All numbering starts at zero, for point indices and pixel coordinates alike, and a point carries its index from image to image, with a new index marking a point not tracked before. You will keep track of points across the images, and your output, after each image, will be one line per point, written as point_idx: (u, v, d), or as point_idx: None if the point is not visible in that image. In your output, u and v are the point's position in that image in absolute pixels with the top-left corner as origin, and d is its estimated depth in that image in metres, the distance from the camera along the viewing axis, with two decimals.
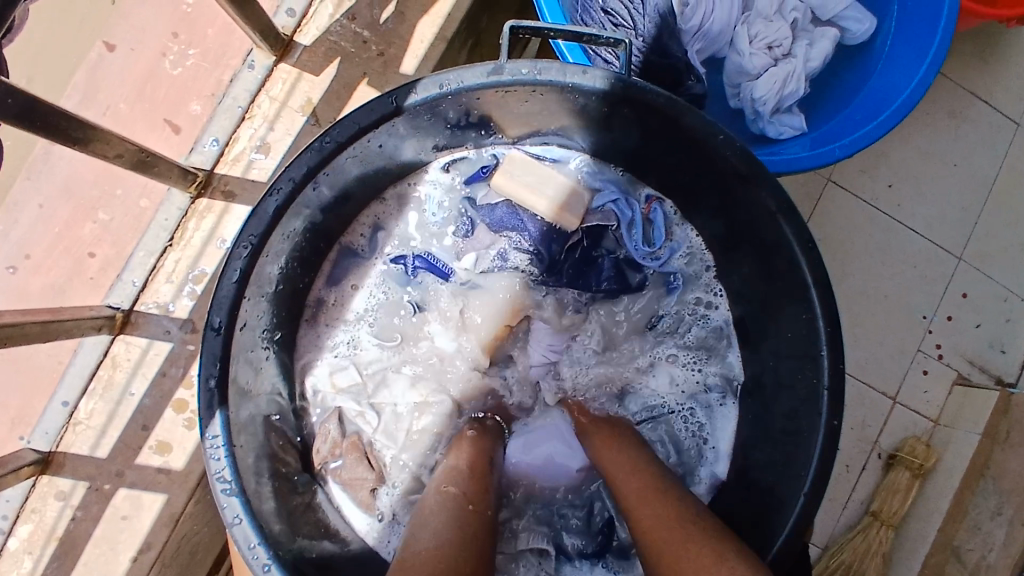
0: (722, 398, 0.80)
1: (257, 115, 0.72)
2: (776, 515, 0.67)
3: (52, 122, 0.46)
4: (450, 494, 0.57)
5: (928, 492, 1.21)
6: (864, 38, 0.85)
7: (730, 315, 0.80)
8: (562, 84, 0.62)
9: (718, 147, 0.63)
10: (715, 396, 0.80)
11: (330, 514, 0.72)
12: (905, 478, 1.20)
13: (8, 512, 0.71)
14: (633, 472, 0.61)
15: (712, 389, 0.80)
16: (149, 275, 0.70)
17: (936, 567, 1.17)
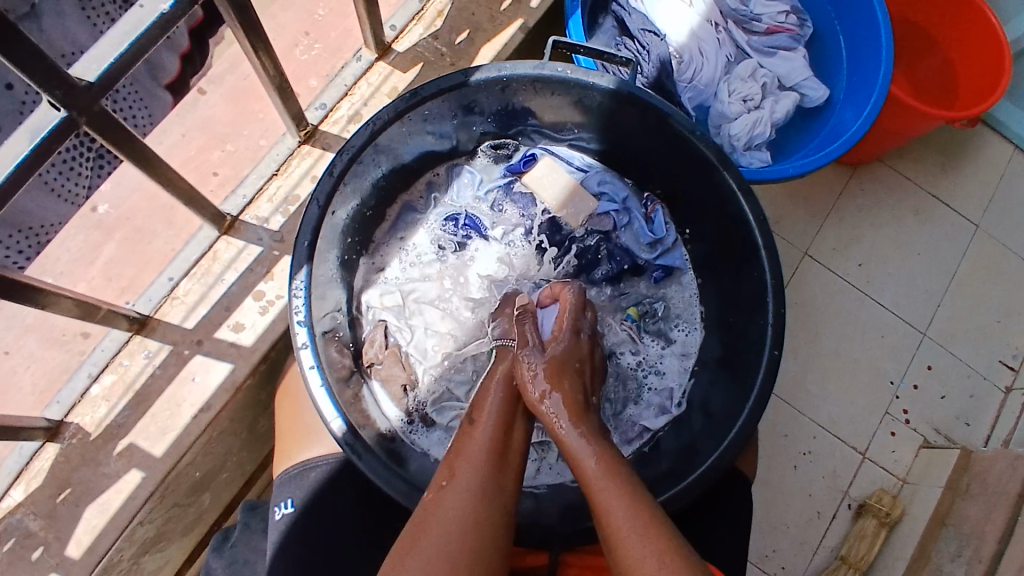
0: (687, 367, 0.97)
1: (357, 93, 0.96)
2: (725, 435, 0.81)
3: (246, 21, 0.70)
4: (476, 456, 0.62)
5: (893, 541, 1.35)
6: (820, 101, 1.10)
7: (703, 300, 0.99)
8: (582, 84, 0.86)
9: (694, 143, 0.85)
10: (682, 364, 0.97)
11: (371, 407, 0.88)
12: (872, 526, 1.34)
13: (101, 360, 0.86)
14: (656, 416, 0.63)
15: (682, 358, 0.98)
16: (255, 194, 0.92)
17: None
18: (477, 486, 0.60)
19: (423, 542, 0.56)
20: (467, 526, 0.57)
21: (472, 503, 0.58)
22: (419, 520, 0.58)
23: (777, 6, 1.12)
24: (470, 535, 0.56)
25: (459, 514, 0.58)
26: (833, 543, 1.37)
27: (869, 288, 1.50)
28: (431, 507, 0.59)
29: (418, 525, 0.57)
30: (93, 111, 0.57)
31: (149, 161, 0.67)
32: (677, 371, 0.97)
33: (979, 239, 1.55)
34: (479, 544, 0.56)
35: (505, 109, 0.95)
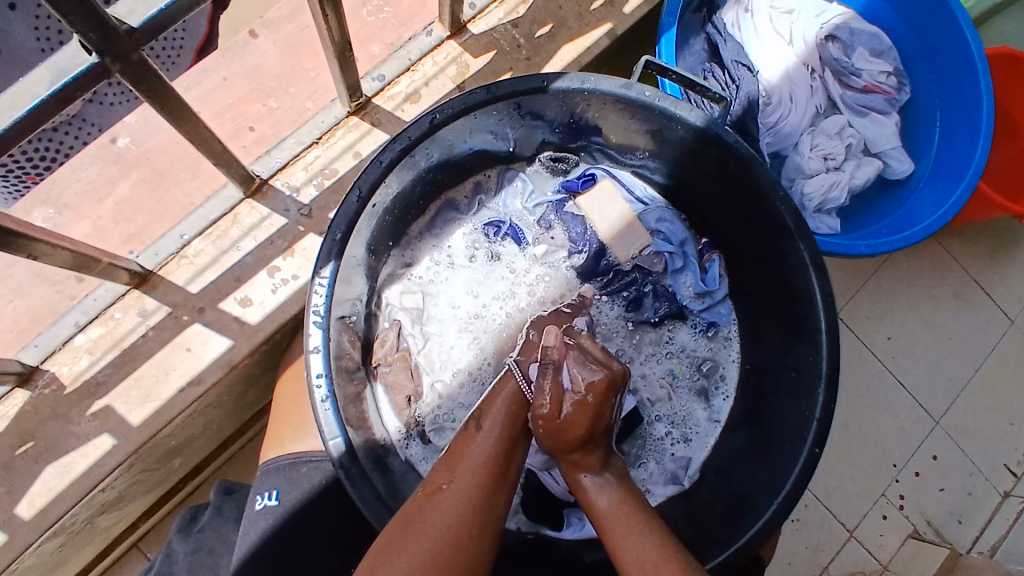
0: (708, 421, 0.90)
1: (419, 70, 0.88)
2: (746, 523, 0.75)
3: None
4: (487, 446, 0.60)
5: None
6: (903, 175, 1.02)
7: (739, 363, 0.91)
8: (668, 114, 0.78)
9: (774, 204, 0.77)
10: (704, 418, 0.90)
11: (371, 411, 0.79)
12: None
13: (91, 309, 0.79)
14: None
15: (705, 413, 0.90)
16: (291, 159, 0.84)
17: None
18: (475, 496, 0.56)
19: (412, 547, 0.51)
20: (453, 555, 0.52)
21: (465, 508, 0.55)
22: (407, 519, 0.54)
23: (880, 64, 1.03)
24: (463, 547, 0.52)
25: (443, 522, 0.53)
26: None
27: (893, 367, 1.44)
28: (423, 508, 0.54)
29: (406, 522, 0.53)
30: (131, 59, 0.47)
31: (184, 119, 0.58)
32: (697, 423, 0.90)
33: (1010, 336, 1.49)
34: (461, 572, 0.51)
35: (573, 122, 0.86)
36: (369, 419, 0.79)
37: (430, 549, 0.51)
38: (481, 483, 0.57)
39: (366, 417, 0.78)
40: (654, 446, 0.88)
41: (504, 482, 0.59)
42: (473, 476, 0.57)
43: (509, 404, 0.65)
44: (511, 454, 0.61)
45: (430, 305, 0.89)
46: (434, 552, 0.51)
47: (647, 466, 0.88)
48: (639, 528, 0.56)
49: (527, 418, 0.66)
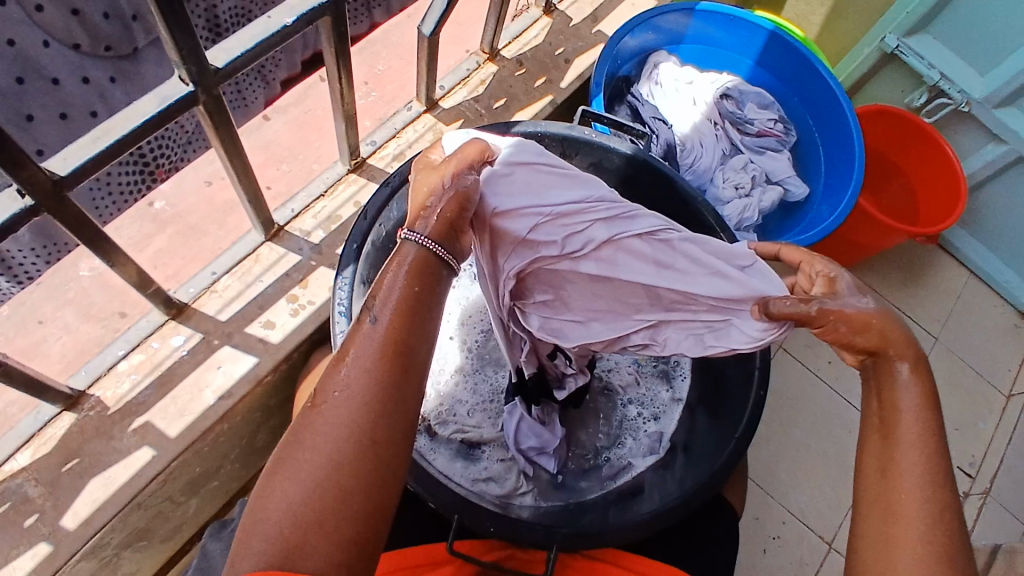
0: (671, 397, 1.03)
1: (403, 137, 1.09)
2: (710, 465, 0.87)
3: (339, 53, 0.80)
4: (377, 340, 0.55)
5: None
6: (801, 197, 1.26)
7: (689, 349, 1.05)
8: (604, 147, 1.00)
9: (697, 206, 0.98)
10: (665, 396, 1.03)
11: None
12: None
13: (133, 339, 0.91)
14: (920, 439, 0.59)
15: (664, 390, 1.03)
16: (303, 209, 1.01)
17: None
18: (370, 397, 0.52)
19: (302, 469, 0.50)
20: (353, 464, 0.50)
21: (360, 418, 0.51)
22: (295, 440, 0.51)
23: (767, 114, 1.30)
24: (365, 456, 0.50)
25: (329, 434, 0.51)
26: None
27: (836, 383, 1.62)
28: (310, 424, 0.52)
29: (295, 445, 0.51)
30: (212, 91, 0.66)
31: (237, 151, 0.76)
32: (659, 397, 1.03)
33: (939, 352, 1.63)
34: (355, 484, 0.50)
35: None
36: None
37: (315, 472, 0.49)
38: (376, 383, 0.53)
39: None
40: (626, 429, 1.01)
41: (407, 376, 0.54)
42: (365, 380, 0.53)
43: (400, 287, 0.58)
44: (409, 339, 0.55)
45: None
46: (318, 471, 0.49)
47: (624, 444, 1.00)
48: (914, 468, 0.58)
49: (432, 294, 0.59)
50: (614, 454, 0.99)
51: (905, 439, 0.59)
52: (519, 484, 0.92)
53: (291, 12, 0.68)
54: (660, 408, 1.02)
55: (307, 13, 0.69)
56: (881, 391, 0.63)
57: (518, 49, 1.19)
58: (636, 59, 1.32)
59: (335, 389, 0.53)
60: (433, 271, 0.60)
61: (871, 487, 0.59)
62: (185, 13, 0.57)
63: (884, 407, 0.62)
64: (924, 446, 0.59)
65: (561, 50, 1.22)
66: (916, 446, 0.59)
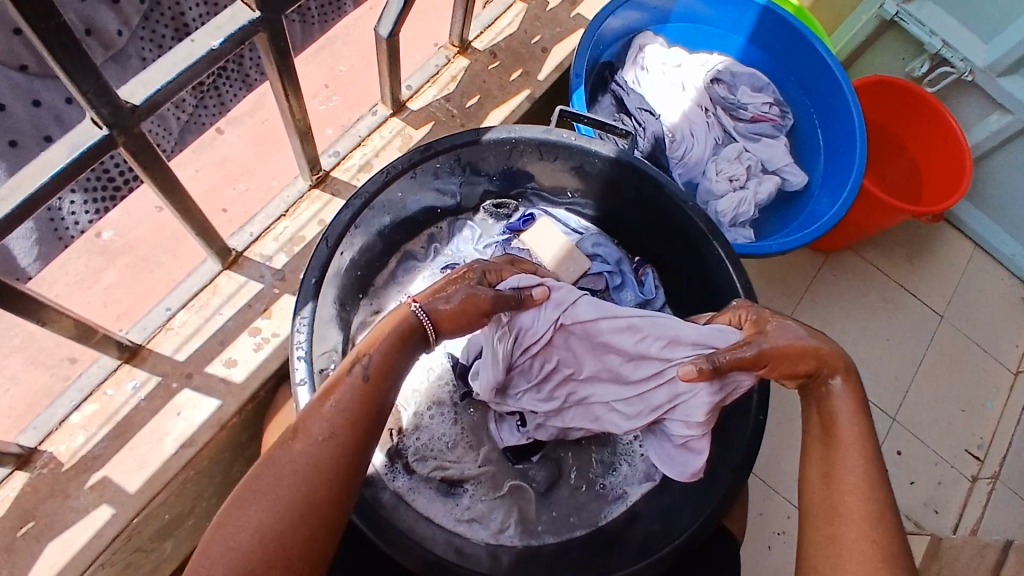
0: None
1: (369, 145, 1.00)
2: (708, 504, 0.80)
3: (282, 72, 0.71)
4: (349, 392, 0.61)
5: None
6: (799, 186, 1.17)
7: None
8: (585, 151, 0.92)
9: (686, 212, 0.90)
10: None
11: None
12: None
13: (84, 388, 0.84)
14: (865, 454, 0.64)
15: None
16: (262, 232, 0.93)
17: None
18: (329, 442, 0.58)
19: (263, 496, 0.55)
20: (302, 499, 0.55)
21: (320, 458, 0.57)
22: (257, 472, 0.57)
23: (761, 98, 1.21)
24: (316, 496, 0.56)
25: (295, 472, 0.56)
26: None
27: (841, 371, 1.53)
28: (275, 457, 0.57)
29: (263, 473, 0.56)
30: (133, 132, 0.58)
31: (174, 189, 0.68)
32: None
33: (943, 330, 1.59)
34: (309, 535, 0.55)
35: (508, 171, 1.00)
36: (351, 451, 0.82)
37: (272, 521, 0.54)
38: (339, 430, 0.59)
39: None
40: (620, 451, 0.95)
41: (372, 428, 0.61)
42: (335, 436, 0.58)
43: (380, 354, 0.64)
44: (379, 401, 0.62)
45: None
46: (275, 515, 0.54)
47: (618, 470, 0.93)
48: (850, 469, 0.63)
49: (396, 359, 0.64)
50: (606, 480, 0.93)
51: (844, 443, 0.65)
52: (505, 523, 0.88)
53: (218, 34, 0.59)
54: None
55: (236, 33, 0.60)
56: (820, 403, 0.69)
57: (491, 39, 1.10)
58: (619, 42, 1.22)
59: (305, 439, 0.58)
60: (411, 342, 0.66)
61: (822, 496, 0.64)
62: (81, 50, 0.48)
63: (822, 418, 0.68)
64: (864, 453, 0.64)
65: (537, 37, 1.12)
66: (856, 446, 0.65)
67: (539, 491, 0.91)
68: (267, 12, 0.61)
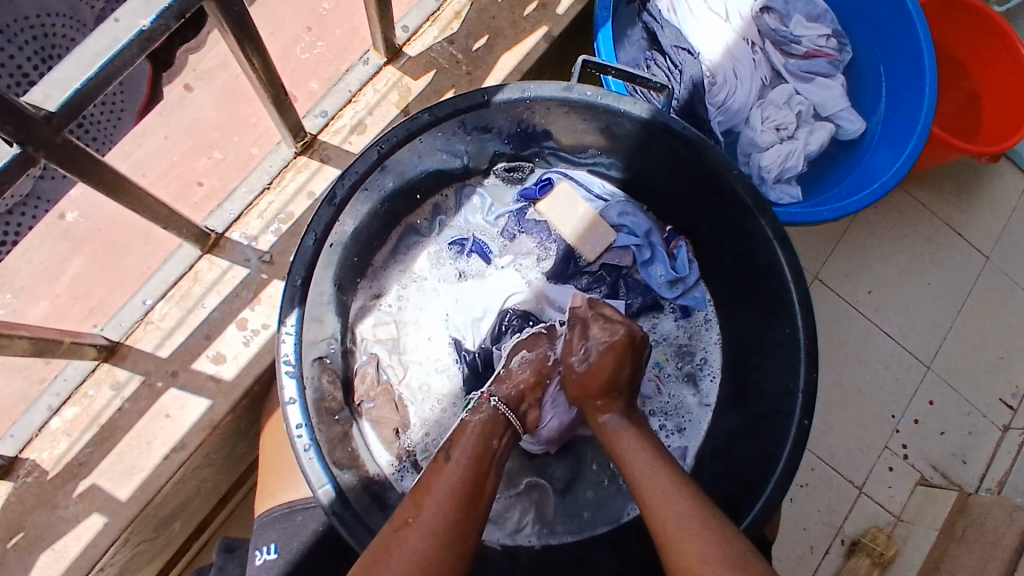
0: (696, 403, 0.90)
1: (361, 100, 0.87)
2: (737, 519, 0.73)
3: (241, 37, 0.59)
4: (452, 474, 0.61)
5: None
6: (856, 135, 1.02)
7: (720, 347, 0.91)
8: (613, 111, 0.78)
9: (731, 184, 0.77)
10: (690, 402, 0.90)
11: (361, 448, 0.79)
12: (866, 565, 1.26)
13: (63, 390, 0.77)
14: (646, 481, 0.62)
15: (687, 397, 0.90)
16: (244, 209, 0.82)
17: None
18: (441, 525, 0.56)
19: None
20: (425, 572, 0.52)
21: (438, 534, 0.55)
22: (377, 555, 0.54)
23: (818, 28, 1.04)
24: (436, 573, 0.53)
25: (417, 556, 0.53)
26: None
27: (878, 321, 1.40)
28: (390, 544, 0.54)
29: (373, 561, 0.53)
30: (54, 144, 0.49)
31: (124, 189, 0.58)
32: (681, 405, 0.90)
33: (988, 273, 1.45)
34: None
35: (523, 130, 0.86)
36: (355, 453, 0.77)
37: None
38: (448, 511, 0.57)
39: (357, 452, 0.77)
40: None
41: (476, 508, 0.60)
42: (439, 515, 0.57)
43: (473, 441, 0.67)
44: (476, 484, 0.62)
45: (405, 331, 0.89)
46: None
47: None
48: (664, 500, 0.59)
49: (489, 459, 0.66)
50: None
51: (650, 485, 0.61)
52: (521, 522, 0.83)
53: (148, 9, 0.48)
54: (684, 419, 0.90)
55: (172, 6, 0.49)
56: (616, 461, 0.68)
57: None
58: None
59: (418, 522, 0.56)
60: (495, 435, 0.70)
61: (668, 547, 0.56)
62: None
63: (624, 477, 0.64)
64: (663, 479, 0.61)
65: None
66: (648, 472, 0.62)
67: (559, 487, 0.85)
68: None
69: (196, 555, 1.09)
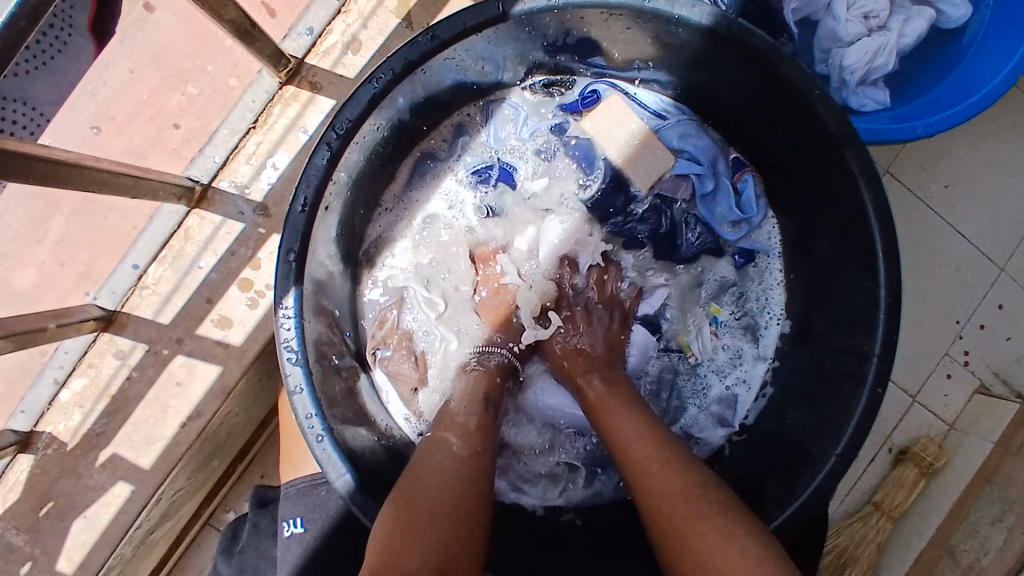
0: (750, 361, 0.81)
1: (353, 11, 0.72)
2: (794, 494, 0.66)
3: None
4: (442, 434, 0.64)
5: (932, 493, 1.05)
6: (960, 23, 0.83)
7: (786, 305, 0.80)
8: (664, 17, 0.62)
9: (810, 105, 0.62)
10: (740, 365, 0.81)
11: (368, 401, 0.73)
12: (913, 476, 1.03)
13: (66, 362, 0.73)
14: (642, 437, 0.61)
15: (735, 359, 0.81)
16: (230, 154, 0.72)
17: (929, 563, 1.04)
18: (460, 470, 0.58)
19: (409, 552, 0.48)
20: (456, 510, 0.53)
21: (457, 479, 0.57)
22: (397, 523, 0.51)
23: None
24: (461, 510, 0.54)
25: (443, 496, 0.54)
26: (864, 485, 1.05)
27: (952, 217, 1.06)
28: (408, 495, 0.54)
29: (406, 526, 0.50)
30: None
31: None
32: (730, 361, 0.81)
33: None
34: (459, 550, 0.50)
35: (555, 44, 0.71)
36: (363, 408, 0.71)
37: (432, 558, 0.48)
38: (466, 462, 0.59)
39: (364, 408, 0.71)
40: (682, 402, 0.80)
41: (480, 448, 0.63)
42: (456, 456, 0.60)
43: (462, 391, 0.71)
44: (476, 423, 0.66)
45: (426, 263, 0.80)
46: (453, 503, 0.54)
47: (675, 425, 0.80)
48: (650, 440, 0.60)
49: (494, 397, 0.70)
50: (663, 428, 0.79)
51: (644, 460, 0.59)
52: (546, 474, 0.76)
53: None
54: (733, 376, 0.80)
55: None
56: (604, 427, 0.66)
57: None
58: None
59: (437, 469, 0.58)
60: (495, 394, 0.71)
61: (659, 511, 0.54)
62: None
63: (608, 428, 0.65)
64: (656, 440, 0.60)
65: None
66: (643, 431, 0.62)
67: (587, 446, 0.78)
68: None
69: (203, 531, 0.95)
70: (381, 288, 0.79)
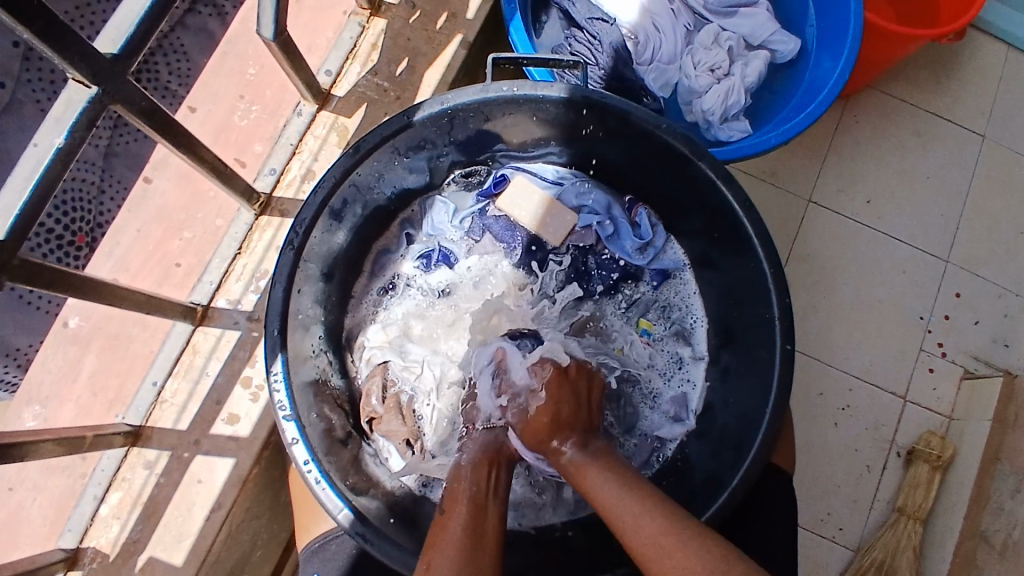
0: (689, 364, 0.92)
1: (305, 149, 0.92)
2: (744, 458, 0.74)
3: (153, 114, 0.63)
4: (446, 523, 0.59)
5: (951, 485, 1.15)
6: (792, 56, 1.02)
7: (705, 310, 0.93)
8: (533, 99, 0.78)
9: (662, 138, 0.76)
10: (683, 369, 0.92)
11: (373, 470, 0.81)
12: (925, 473, 1.15)
13: (103, 479, 0.84)
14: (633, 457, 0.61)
15: (677, 364, 0.92)
16: (223, 277, 0.88)
17: (966, 554, 1.07)
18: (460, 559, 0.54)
19: None
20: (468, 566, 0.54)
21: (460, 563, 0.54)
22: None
23: None
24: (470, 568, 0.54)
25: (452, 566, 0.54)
26: (887, 495, 1.18)
27: (881, 228, 1.28)
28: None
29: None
30: (11, 265, 0.54)
31: (96, 289, 0.64)
32: (673, 367, 0.92)
33: (984, 152, 1.32)
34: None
35: (465, 139, 0.88)
36: (374, 477, 0.80)
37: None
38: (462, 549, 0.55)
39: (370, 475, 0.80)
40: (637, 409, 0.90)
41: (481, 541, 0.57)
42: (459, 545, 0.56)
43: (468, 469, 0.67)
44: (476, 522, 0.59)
45: (394, 339, 0.92)
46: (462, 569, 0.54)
47: (637, 431, 0.89)
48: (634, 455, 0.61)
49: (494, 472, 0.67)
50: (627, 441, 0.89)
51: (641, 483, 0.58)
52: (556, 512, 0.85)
53: (59, 127, 0.55)
54: (678, 379, 0.92)
55: (79, 119, 0.56)
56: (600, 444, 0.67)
57: None
58: None
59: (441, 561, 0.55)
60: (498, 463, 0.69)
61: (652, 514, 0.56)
62: None
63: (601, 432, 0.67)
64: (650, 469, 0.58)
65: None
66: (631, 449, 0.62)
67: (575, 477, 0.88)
68: (105, 81, 0.57)
69: None
70: (363, 368, 0.90)
